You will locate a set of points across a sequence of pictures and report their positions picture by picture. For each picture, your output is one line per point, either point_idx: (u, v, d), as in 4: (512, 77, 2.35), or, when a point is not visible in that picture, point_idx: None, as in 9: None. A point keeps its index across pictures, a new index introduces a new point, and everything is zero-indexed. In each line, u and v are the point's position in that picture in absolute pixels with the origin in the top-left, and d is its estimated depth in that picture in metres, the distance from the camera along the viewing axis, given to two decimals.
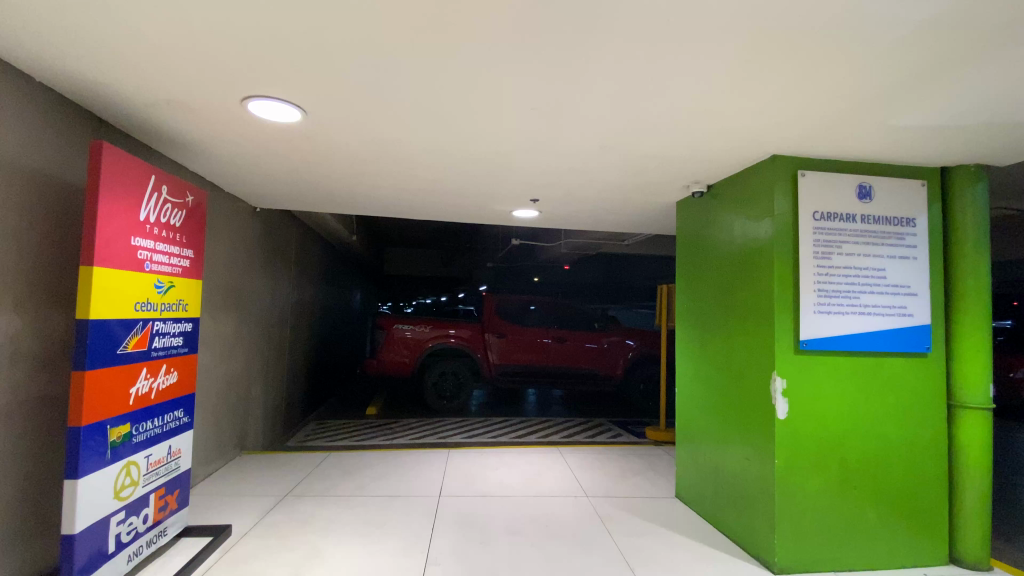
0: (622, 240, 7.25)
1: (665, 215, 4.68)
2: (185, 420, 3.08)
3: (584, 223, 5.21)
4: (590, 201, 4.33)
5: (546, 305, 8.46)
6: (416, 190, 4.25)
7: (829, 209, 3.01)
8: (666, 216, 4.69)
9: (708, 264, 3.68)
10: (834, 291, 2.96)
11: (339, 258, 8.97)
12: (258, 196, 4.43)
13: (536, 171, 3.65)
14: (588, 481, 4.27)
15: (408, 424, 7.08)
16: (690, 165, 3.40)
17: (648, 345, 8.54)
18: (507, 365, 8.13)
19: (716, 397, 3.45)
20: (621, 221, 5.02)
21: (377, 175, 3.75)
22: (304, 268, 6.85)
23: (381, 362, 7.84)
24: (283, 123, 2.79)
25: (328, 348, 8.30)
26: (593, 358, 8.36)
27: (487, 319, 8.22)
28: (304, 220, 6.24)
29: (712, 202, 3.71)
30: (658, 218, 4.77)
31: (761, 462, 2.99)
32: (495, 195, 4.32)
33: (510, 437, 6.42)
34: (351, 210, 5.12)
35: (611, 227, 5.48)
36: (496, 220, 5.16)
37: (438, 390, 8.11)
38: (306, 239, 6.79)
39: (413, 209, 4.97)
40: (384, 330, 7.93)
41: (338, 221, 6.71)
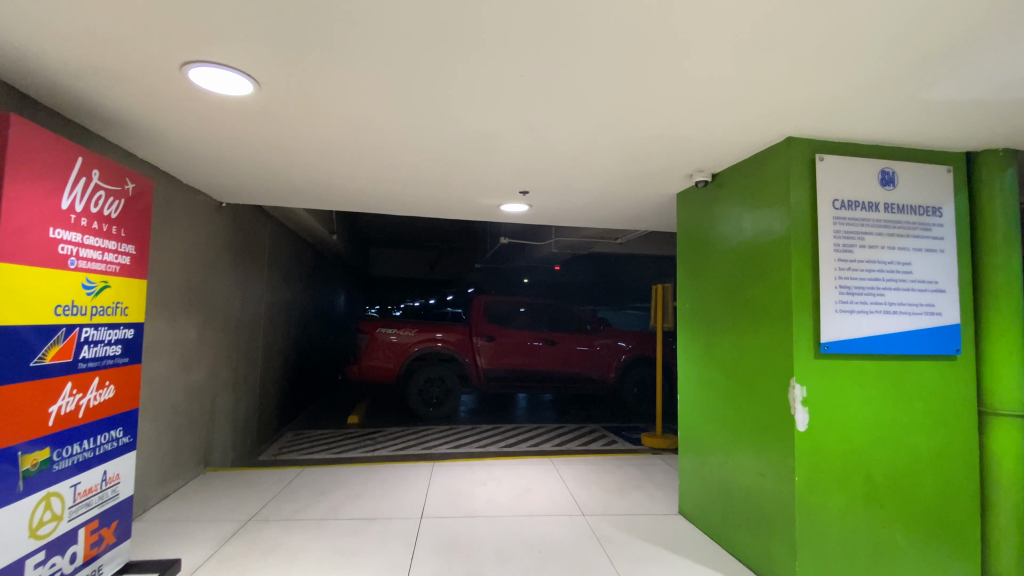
0: (614, 238, 6.96)
1: (664, 209, 4.38)
2: (127, 441, 2.70)
3: (577, 218, 4.89)
4: (583, 193, 4.02)
5: (536, 306, 8.13)
6: (395, 182, 3.90)
7: (850, 198, 2.72)
8: (665, 210, 4.39)
9: (714, 260, 3.38)
10: (857, 288, 2.66)
11: (320, 259, 8.56)
12: (220, 188, 4.04)
13: (525, 158, 3.32)
14: (583, 497, 3.95)
15: (391, 434, 6.70)
16: (694, 150, 3.10)
17: (642, 348, 8.24)
18: (496, 369, 7.78)
19: (724, 405, 3.15)
20: (617, 216, 4.71)
21: (350, 162, 3.40)
22: (280, 268, 6.45)
23: (363, 368, 7.45)
24: (234, 98, 2.42)
25: (307, 354, 7.89)
26: (586, 361, 8.04)
27: (475, 321, 7.86)
28: (278, 217, 5.85)
29: (717, 192, 3.41)
30: (657, 212, 4.47)
31: (779, 479, 2.69)
32: (481, 187, 3.98)
33: (499, 446, 6.07)
34: (326, 205, 4.74)
35: (605, 223, 5.18)
36: (483, 215, 4.83)
37: (424, 397, 7.73)
38: (281, 238, 6.39)
39: (393, 204, 4.61)
40: (366, 334, 7.54)
41: (315, 218, 6.31)
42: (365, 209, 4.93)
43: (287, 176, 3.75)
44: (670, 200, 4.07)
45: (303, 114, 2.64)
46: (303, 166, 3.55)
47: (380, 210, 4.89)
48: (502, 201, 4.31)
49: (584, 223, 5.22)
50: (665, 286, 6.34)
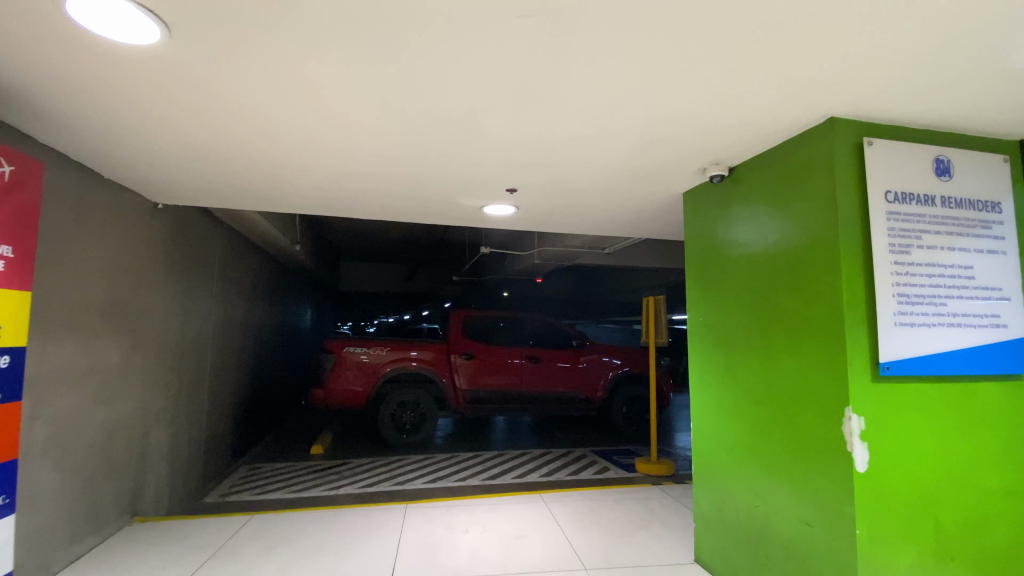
0: (602, 247, 6.52)
1: (667, 211, 3.93)
2: (1, 503, 2.05)
3: (568, 224, 4.42)
4: (578, 192, 3.53)
5: (518, 321, 7.61)
6: (361, 176, 3.34)
7: (903, 189, 2.30)
8: (667, 213, 3.94)
9: (733, 268, 2.92)
10: (917, 296, 2.22)
11: (283, 271, 7.88)
12: (151, 181, 3.41)
13: (514, 146, 2.82)
14: (582, 546, 3.39)
15: (360, 465, 6.01)
16: (713, 137, 2.65)
17: (631, 364, 7.79)
18: (476, 390, 7.18)
19: (753, 438, 2.67)
20: (612, 221, 4.25)
21: (304, 146, 2.83)
22: (233, 281, 5.77)
23: (330, 392, 6.76)
24: (140, 44, 1.85)
25: (267, 376, 7.14)
26: (572, 380, 7.53)
27: (453, 338, 7.28)
28: (230, 222, 5.20)
29: (733, 189, 2.97)
30: (657, 216, 4.02)
31: (832, 532, 2.20)
32: (462, 185, 3.47)
33: (481, 478, 5.45)
34: (283, 208, 4.14)
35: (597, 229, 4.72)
36: (462, 219, 4.30)
37: (397, 422, 7.06)
38: (235, 247, 5.72)
39: (360, 207, 4.04)
40: (333, 354, 6.86)
41: (274, 225, 5.68)
42: (328, 214, 4.35)
43: (231, 165, 3.17)
44: (675, 201, 3.63)
45: (241, 76, 2.09)
46: (248, 152, 2.97)
47: (346, 214, 4.31)
48: (486, 203, 3.80)
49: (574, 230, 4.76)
50: (658, 298, 5.90)
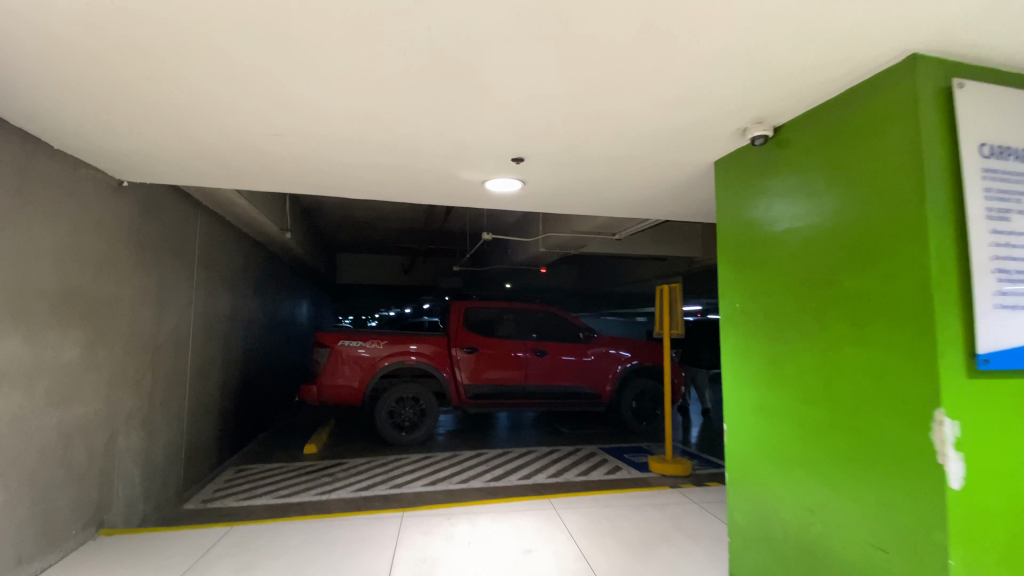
0: (611, 232, 6.11)
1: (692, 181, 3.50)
2: None
3: (578, 204, 4.01)
4: (594, 162, 3.10)
5: (522, 312, 7.22)
6: (347, 143, 2.91)
7: (999, 142, 1.89)
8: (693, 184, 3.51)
9: (777, 245, 2.51)
10: (1019, 273, 1.82)
11: (274, 261, 7.47)
12: (109, 151, 3.02)
13: (522, 103, 2.42)
14: (600, 564, 2.99)
15: (355, 466, 5.63)
16: (764, 85, 2.21)
17: (641, 357, 7.39)
18: (478, 386, 6.80)
19: (805, 444, 2.28)
20: (628, 200, 3.85)
21: (276, 103, 2.43)
22: (218, 270, 5.38)
23: (324, 388, 6.38)
24: None
25: (258, 372, 6.77)
26: (579, 374, 7.14)
27: (453, 331, 6.89)
28: (212, 205, 4.81)
29: (777, 155, 2.56)
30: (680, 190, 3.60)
31: (916, 561, 1.81)
32: (462, 155, 3.05)
33: (485, 479, 5.08)
34: (262, 186, 3.71)
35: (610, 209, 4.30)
36: (462, 198, 3.88)
37: (396, 419, 6.62)
38: (218, 233, 5.31)
39: (349, 183, 3.62)
40: (327, 347, 6.47)
41: (260, 209, 5.28)
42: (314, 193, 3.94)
43: (196, 129, 2.74)
44: (705, 172, 3.20)
45: None
46: (214, 114, 2.56)
47: (334, 193, 3.90)
48: (489, 177, 3.39)
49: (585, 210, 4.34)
50: (673, 285, 5.50)
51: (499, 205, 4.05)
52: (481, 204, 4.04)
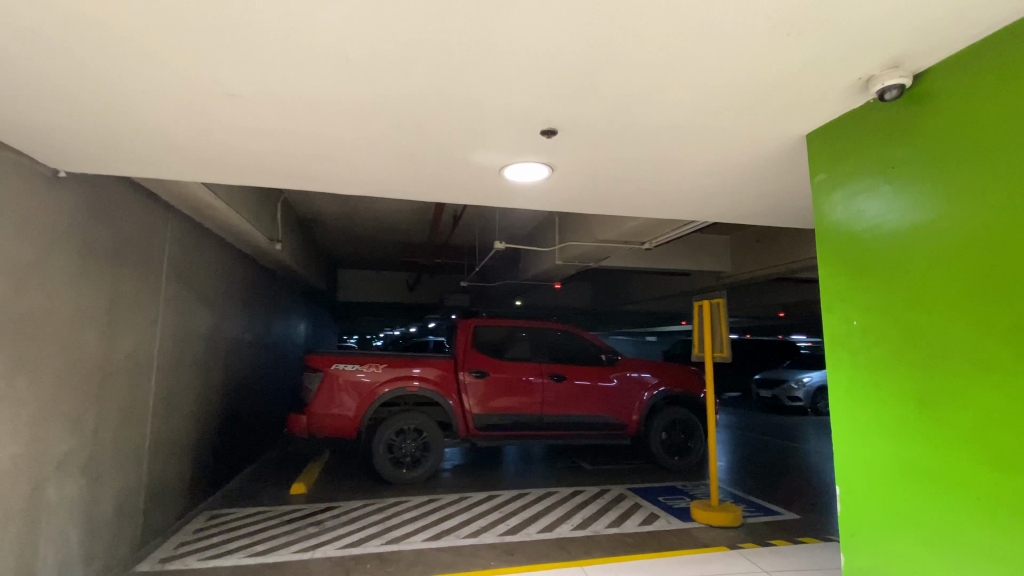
0: (640, 241, 5.43)
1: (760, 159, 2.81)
2: None
3: (615, 200, 3.32)
4: (646, 137, 2.43)
5: (537, 333, 6.50)
6: (328, 111, 2.25)
7: None
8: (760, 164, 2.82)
9: (918, 241, 1.81)
10: None
11: (266, 276, 6.83)
12: (29, 126, 2.39)
13: (561, 45, 1.76)
14: None
15: (347, 511, 4.84)
16: (921, 1, 1.50)
17: (670, 383, 6.61)
18: (489, 415, 6.04)
19: (995, 531, 1.56)
20: (677, 193, 3.15)
21: (226, 47, 1.79)
22: (196, 283, 4.73)
23: (315, 418, 5.65)
24: None
25: (243, 399, 6.06)
26: (601, 402, 6.36)
27: (461, 354, 6.16)
28: (186, 207, 4.18)
29: (912, 116, 1.86)
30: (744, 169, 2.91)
31: None
32: (477, 129, 2.38)
33: (499, 531, 4.29)
34: (232, 176, 3.06)
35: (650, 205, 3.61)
36: (475, 191, 3.22)
37: (396, 454, 5.84)
38: (196, 242, 4.69)
39: (338, 171, 2.96)
40: (319, 372, 5.76)
41: (243, 214, 4.64)
42: (299, 188, 3.30)
43: (132, 92, 2.11)
44: (786, 149, 2.50)
45: None
46: (149, 66, 1.92)
47: (322, 187, 3.25)
48: (510, 162, 2.73)
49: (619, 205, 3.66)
50: (716, 301, 4.76)
51: (520, 200, 3.38)
52: (499, 199, 3.38)
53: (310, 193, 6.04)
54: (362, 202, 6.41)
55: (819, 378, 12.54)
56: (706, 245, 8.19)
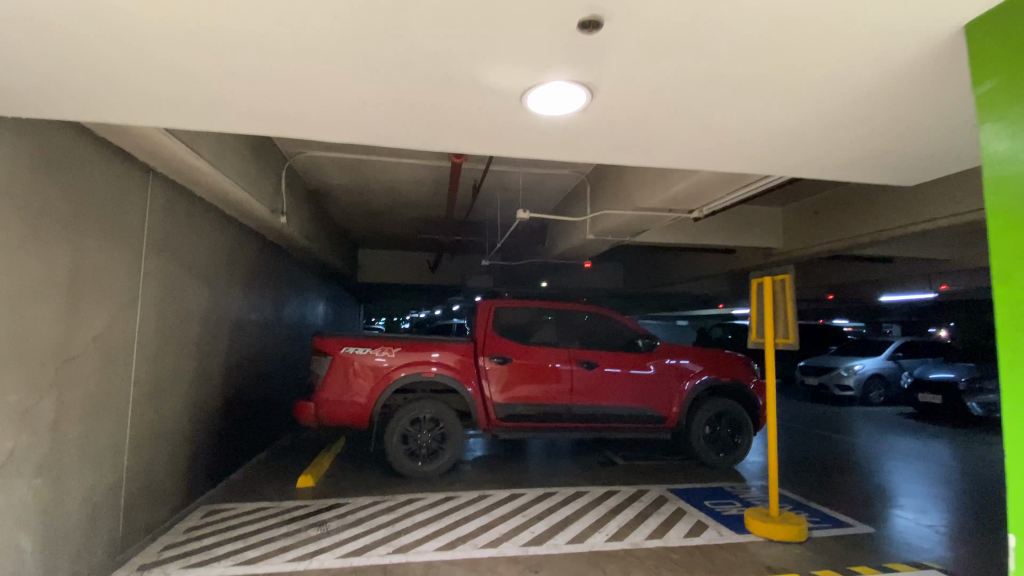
0: (688, 209, 4.70)
1: (875, 73, 2.07)
2: None
3: (666, 141, 2.69)
4: (723, 27, 1.75)
5: (566, 315, 5.89)
6: (285, 6, 1.65)
7: None
8: (873, 77, 2.09)
9: None
10: None
11: (276, 251, 6.39)
12: None
13: None
14: None
15: (354, 510, 4.37)
16: None
17: (715, 372, 5.92)
18: (512, 405, 5.48)
19: None
20: (748, 125, 2.48)
21: None
22: (190, 258, 4.29)
23: (324, 405, 5.20)
24: None
25: (254, 383, 5.69)
26: (638, 391, 5.72)
27: (482, 337, 5.61)
28: (172, 171, 3.72)
29: None
30: (851, 87, 2.17)
31: None
32: (490, 28, 1.75)
33: (524, 541, 3.74)
34: (200, 115, 2.51)
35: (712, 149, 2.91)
36: (492, 129, 2.59)
37: (410, 446, 5.34)
38: (191, 212, 4.25)
39: (321, 106, 2.38)
40: (328, 356, 5.29)
41: (239, 180, 4.17)
42: (284, 134, 2.75)
43: None
44: (915, 36, 1.80)
45: None
46: None
47: (309, 130, 2.68)
48: (537, 82, 2.10)
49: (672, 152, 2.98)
50: (782, 277, 4.04)
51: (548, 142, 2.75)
52: (521, 141, 2.75)
53: (318, 160, 5.52)
54: (375, 171, 5.87)
55: (872, 366, 11.56)
56: (755, 218, 7.36)
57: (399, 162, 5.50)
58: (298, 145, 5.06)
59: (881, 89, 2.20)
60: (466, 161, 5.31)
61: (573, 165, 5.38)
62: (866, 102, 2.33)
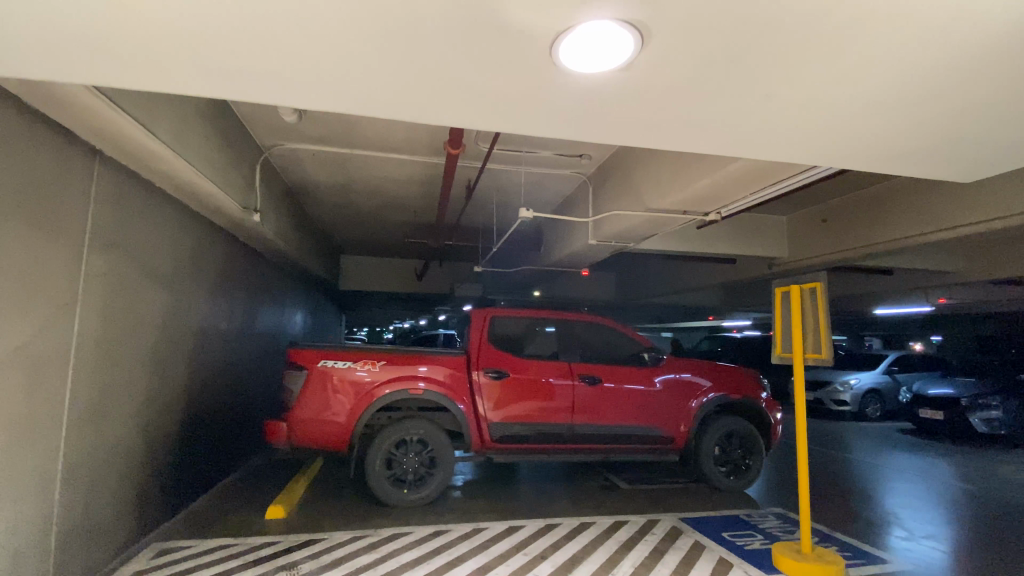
0: (703, 211, 4.30)
1: (984, 20, 1.70)
2: None
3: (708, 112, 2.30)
4: None
5: (566, 326, 5.46)
6: None
7: None
8: (978, 28, 1.73)
9: None
10: None
11: (251, 253, 5.86)
12: None
13: None
14: None
15: (332, 547, 3.80)
16: None
17: (725, 388, 5.54)
18: (508, 424, 4.99)
19: None
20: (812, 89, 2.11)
21: None
22: (148, 256, 3.75)
23: (299, 425, 4.65)
24: None
25: (221, 399, 5.13)
26: (644, 409, 5.28)
27: (475, 349, 5.13)
28: (126, 155, 3.22)
29: None
30: (947, 39, 1.80)
31: None
32: None
33: None
34: (148, 68, 2.03)
35: (758, 129, 2.52)
36: (507, 91, 2.16)
37: (395, 471, 4.80)
38: (152, 204, 3.74)
39: (300, 56, 1.93)
40: (304, 370, 4.75)
41: (208, 168, 3.68)
42: (255, 99, 2.29)
43: None
44: None
45: None
46: None
47: (286, 94, 2.23)
48: (574, 23, 1.69)
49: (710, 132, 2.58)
50: (813, 283, 3.63)
51: (573, 110, 2.32)
52: (541, 111, 2.32)
53: (298, 153, 5.03)
54: (361, 168, 5.41)
55: (868, 380, 11.34)
56: (760, 228, 7.04)
57: (388, 157, 5.04)
58: (277, 135, 4.58)
59: (981, 46, 1.83)
60: (460, 158, 4.89)
61: (577, 164, 4.98)
62: (958, 64, 1.96)
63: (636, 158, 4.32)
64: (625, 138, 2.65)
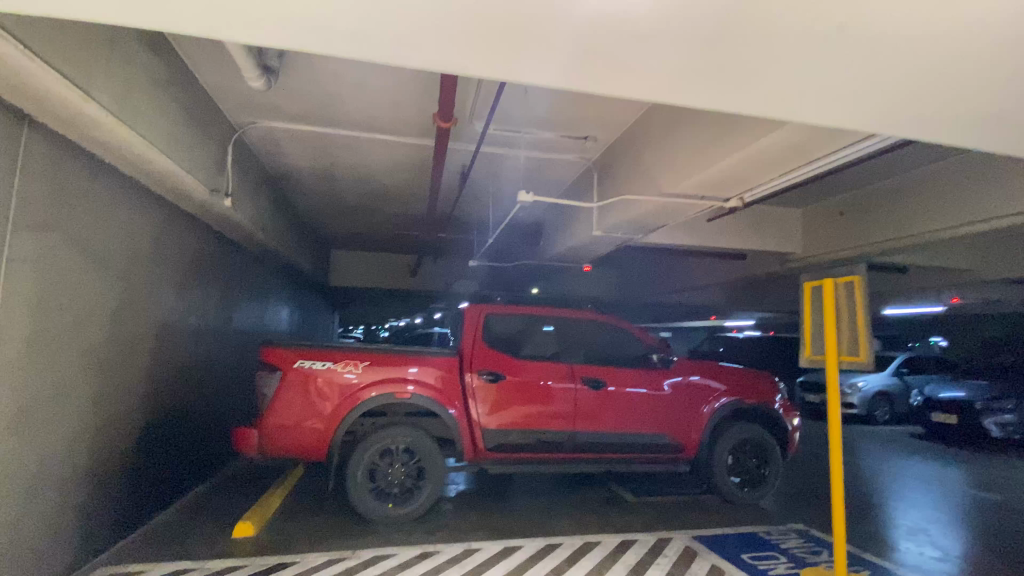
0: (724, 197, 3.89)
1: None
2: None
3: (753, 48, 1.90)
4: None
5: (568, 325, 5.03)
6: None
7: None
8: None
9: None
10: None
11: (226, 244, 5.41)
12: None
13: None
14: None
15: (303, 573, 3.35)
16: None
17: (740, 393, 5.13)
18: (504, 432, 4.56)
19: None
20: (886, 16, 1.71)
21: None
22: (96, 242, 3.31)
23: (272, 431, 4.21)
24: None
25: (189, 403, 4.68)
26: (652, 415, 4.87)
27: (468, 349, 4.69)
28: (65, 123, 2.78)
29: None
30: None
31: None
32: None
33: None
34: None
35: (810, 78, 2.08)
36: (508, 13, 1.74)
37: (380, 484, 4.37)
38: (102, 182, 3.30)
39: None
40: (279, 372, 4.30)
41: (165, 142, 3.24)
42: (196, 33, 1.87)
43: None
44: None
45: None
46: None
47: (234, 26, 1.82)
48: None
49: (753, 82, 2.13)
50: (853, 278, 3.23)
51: (586, 44, 1.88)
52: (548, 46, 1.91)
53: (274, 133, 4.58)
54: (345, 152, 4.97)
55: (877, 383, 10.97)
56: (772, 222, 6.61)
57: (374, 139, 4.61)
58: (251, 111, 4.15)
59: None
60: (454, 140, 4.47)
61: (581, 147, 4.56)
62: None
63: (647, 139, 3.90)
64: (645, 90, 2.22)
